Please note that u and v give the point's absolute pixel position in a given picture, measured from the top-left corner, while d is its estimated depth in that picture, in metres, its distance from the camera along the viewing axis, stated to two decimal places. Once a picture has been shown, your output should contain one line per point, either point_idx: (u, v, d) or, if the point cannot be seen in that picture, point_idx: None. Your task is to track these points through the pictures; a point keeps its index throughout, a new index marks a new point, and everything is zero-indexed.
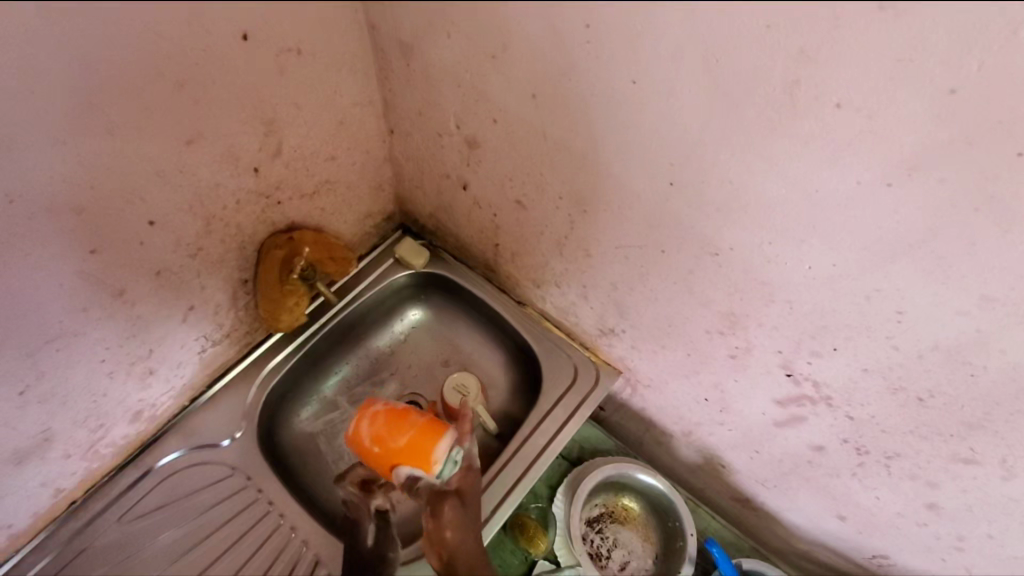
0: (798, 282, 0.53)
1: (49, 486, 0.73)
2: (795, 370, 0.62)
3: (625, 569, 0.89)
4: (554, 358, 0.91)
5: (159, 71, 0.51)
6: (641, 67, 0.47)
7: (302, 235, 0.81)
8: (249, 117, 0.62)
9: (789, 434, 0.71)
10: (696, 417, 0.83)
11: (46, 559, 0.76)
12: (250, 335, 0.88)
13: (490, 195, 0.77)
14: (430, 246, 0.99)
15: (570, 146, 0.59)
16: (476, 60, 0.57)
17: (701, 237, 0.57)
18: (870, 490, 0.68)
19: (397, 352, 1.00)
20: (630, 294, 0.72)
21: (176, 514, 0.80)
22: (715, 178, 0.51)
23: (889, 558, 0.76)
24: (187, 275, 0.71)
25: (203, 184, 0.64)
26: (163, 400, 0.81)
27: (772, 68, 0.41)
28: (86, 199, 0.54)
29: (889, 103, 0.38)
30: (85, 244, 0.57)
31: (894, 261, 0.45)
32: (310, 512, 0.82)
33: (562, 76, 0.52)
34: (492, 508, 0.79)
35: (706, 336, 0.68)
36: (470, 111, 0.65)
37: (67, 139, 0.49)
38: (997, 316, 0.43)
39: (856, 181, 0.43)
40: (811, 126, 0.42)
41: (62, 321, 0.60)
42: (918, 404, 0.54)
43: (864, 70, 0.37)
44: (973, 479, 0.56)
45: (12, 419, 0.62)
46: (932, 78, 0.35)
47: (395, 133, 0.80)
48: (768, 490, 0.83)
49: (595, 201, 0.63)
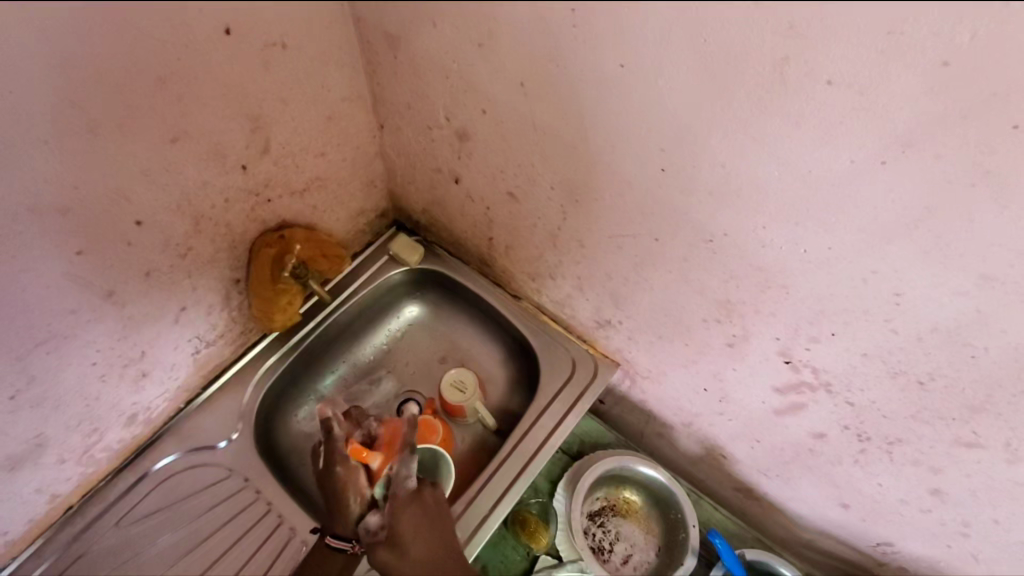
0: (794, 267, 0.52)
1: (44, 492, 0.73)
2: (794, 357, 0.61)
3: (628, 562, 0.89)
4: (551, 351, 0.90)
5: (141, 68, 0.50)
6: (629, 50, 0.46)
7: (293, 234, 0.80)
8: (235, 113, 0.61)
9: (789, 422, 0.70)
10: (695, 407, 0.82)
11: (44, 565, 0.75)
12: (244, 335, 0.87)
13: (482, 188, 0.76)
14: (425, 241, 0.99)
15: (560, 135, 0.58)
16: (463, 49, 0.56)
17: (695, 223, 0.56)
18: (872, 477, 0.67)
19: (394, 349, 1.00)
20: (626, 284, 0.71)
21: (174, 517, 0.80)
22: (706, 162, 0.50)
23: (894, 545, 0.75)
24: (178, 275, 0.70)
25: (190, 183, 0.63)
26: (159, 403, 0.81)
27: (761, 47, 0.40)
28: (70, 199, 0.53)
29: (882, 78, 0.37)
30: (72, 245, 0.56)
31: (890, 241, 0.44)
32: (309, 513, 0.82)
33: (550, 63, 0.51)
34: (489, 511, 0.78)
35: (703, 325, 0.67)
36: (459, 102, 0.64)
37: (49, 138, 0.48)
38: (996, 294, 0.42)
39: (850, 160, 0.42)
40: (802, 105, 0.41)
41: (51, 324, 0.59)
42: (919, 387, 0.53)
43: (855, 45, 0.36)
44: (976, 463, 0.56)
45: (3, 425, 0.61)
46: (924, 51, 0.35)
47: (385, 127, 0.79)
48: (770, 479, 0.82)
49: (587, 191, 0.63)
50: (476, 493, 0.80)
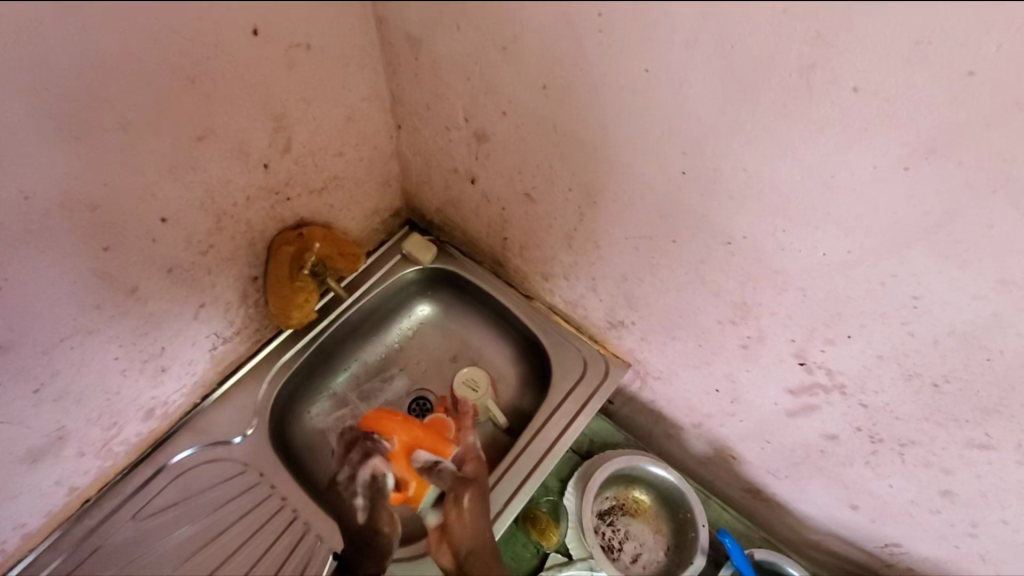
0: (812, 269, 0.53)
1: (63, 485, 0.74)
2: (808, 359, 0.62)
3: (637, 561, 0.90)
4: (563, 352, 0.91)
5: (171, 67, 0.51)
6: (654, 55, 0.47)
7: (312, 232, 0.81)
8: (260, 113, 0.62)
9: (801, 423, 0.71)
10: (706, 408, 0.83)
11: (61, 557, 0.76)
12: (259, 332, 0.88)
13: (499, 189, 0.77)
14: (438, 241, 1.00)
15: (580, 137, 0.59)
16: (485, 51, 0.57)
17: (713, 226, 0.57)
18: (883, 478, 0.68)
19: (406, 347, 1.00)
20: (642, 285, 0.72)
21: (190, 511, 0.81)
22: (727, 167, 0.51)
23: (902, 546, 0.76)
24: (199, 272, 0.71)
25: (214, 180, 0.64)
26: (176, 398, 0.82)
27: (787, 54, 0.41)
28: (99, 196, 0.54)
29: (907, 86, 0.38)
30: (98, 241, 0.57)
31: (910, 247, 0.45)
32: (320, 505, 0.83)
33: (574, 66, 0.52)
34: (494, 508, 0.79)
35: (718, 326, 0.68)
36: (479, 103, 0.65)
37: (80, 135, 0.49)
38: (1013, 299, 0.43)
39: (873, 165, 0.43)
40: (826, 110, 0.42)
41: (76, 319, 0.60)
42: (933, 390, 0.54)
43: (881, 52, 0.37)
44: (988, 465, 0.56)
45: (26, 418, 0.62)
46: (950, 61, 0.35)
47: (403, 128, 0.80)
48: (780, 480, 0.83)
49: (605, 193, 0.64)
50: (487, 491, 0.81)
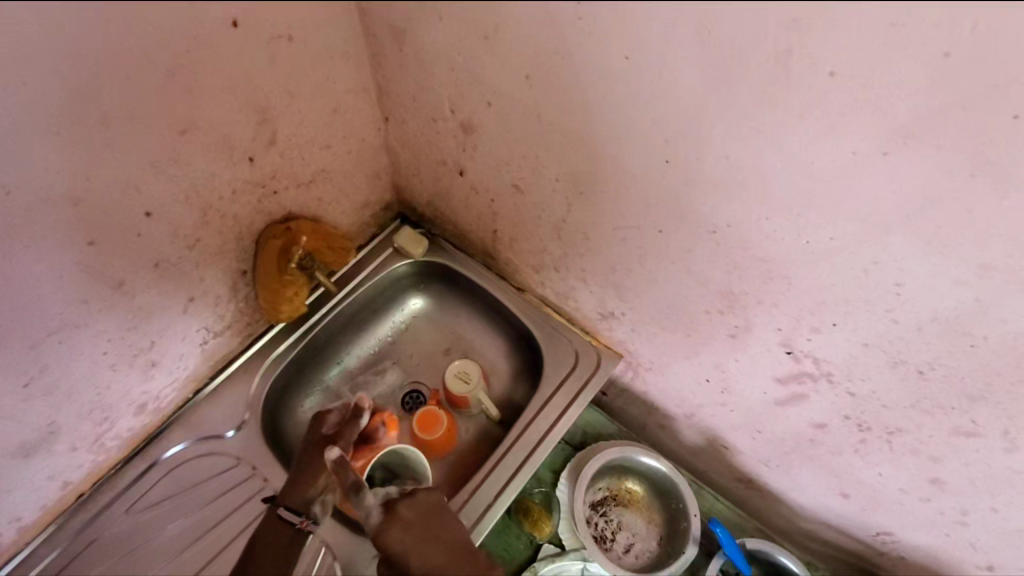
0: (797, 257, 0.53)
1: (56, 479, 0.74)
2: (795, 348, 0.62)
3: (629, 551, 0.90)
4: (555, 344, 0.91)
5: (151, 60, 0.51)
6: (634, 43, 0.46)
7: (300, 226, 0.81)
8: (244, 105, 0.62)
9: (789, 413, 0.71)
10: (697, 399, 0.83)
11: (58, 550, 0.77)
12: (251, 326, 0.88)
13: (488, 181, 0.76)
14: (430, 233, 0.99)
15: (564, 127, 0.59)
16: (467, 41, 0.57)
17: (698, 215, 0.57)
18: (872, 466, 0.68)
19: (399, 341, 1.01)
20: (631, 276, 0.72)
21: (184, 504, 0.81)
22: (710, 155, 0.50)
23: (893, 534, 0.76)
24: (186, 266, 0.71)
25: (198, 174, 0.64)
26: (167, 393, 0.82)
27: (764, 39, 0.40)
28: (83, 190, 0.54)
29: (881, 70, 0.38)
30: (84, 235, 0.57)
31: (890, 233, 0.45)
32: None
33: (554, 55, 0.52)
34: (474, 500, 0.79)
35: (706, 317, 0.68)
36: (464, 94, 0.64)
37: (60, 130, 0.49)
38: (995, 284, 0.43)
39: (853, 151, 0.42)
40: (805, 97, 0.42)
41: (64, 314, 0.61)
42: (918, 377, 0.54)
43: (857, 36, 0.37)
44: (975, 452, 0.56)
45: (16, 413, 0.62)
46: (926, 43, 0.35)
47: (390, 120, 0.80)
48: (771, 470, 0.83)
49: (591, 182, 0.63)
50: (480, 481, 0.81)
